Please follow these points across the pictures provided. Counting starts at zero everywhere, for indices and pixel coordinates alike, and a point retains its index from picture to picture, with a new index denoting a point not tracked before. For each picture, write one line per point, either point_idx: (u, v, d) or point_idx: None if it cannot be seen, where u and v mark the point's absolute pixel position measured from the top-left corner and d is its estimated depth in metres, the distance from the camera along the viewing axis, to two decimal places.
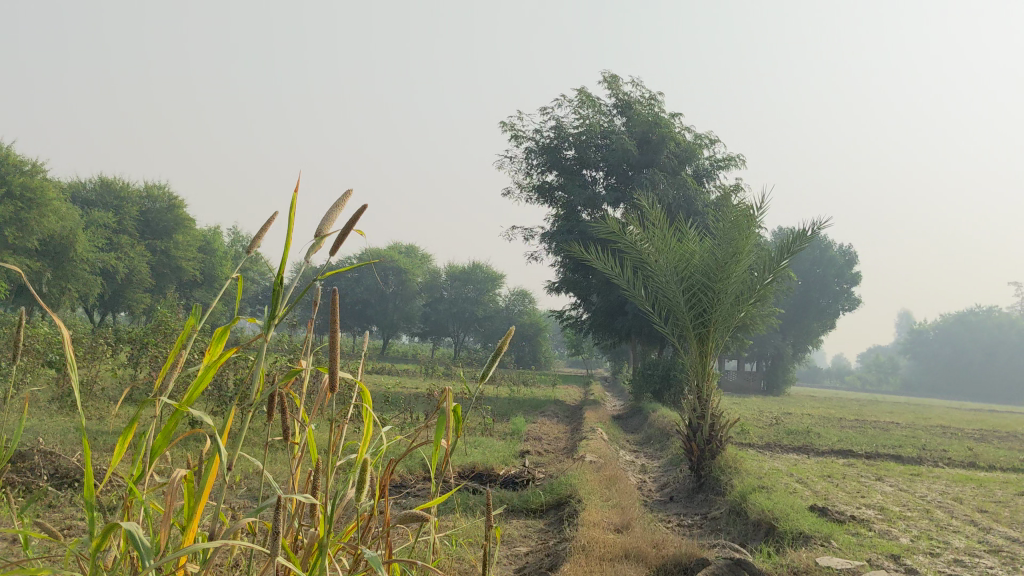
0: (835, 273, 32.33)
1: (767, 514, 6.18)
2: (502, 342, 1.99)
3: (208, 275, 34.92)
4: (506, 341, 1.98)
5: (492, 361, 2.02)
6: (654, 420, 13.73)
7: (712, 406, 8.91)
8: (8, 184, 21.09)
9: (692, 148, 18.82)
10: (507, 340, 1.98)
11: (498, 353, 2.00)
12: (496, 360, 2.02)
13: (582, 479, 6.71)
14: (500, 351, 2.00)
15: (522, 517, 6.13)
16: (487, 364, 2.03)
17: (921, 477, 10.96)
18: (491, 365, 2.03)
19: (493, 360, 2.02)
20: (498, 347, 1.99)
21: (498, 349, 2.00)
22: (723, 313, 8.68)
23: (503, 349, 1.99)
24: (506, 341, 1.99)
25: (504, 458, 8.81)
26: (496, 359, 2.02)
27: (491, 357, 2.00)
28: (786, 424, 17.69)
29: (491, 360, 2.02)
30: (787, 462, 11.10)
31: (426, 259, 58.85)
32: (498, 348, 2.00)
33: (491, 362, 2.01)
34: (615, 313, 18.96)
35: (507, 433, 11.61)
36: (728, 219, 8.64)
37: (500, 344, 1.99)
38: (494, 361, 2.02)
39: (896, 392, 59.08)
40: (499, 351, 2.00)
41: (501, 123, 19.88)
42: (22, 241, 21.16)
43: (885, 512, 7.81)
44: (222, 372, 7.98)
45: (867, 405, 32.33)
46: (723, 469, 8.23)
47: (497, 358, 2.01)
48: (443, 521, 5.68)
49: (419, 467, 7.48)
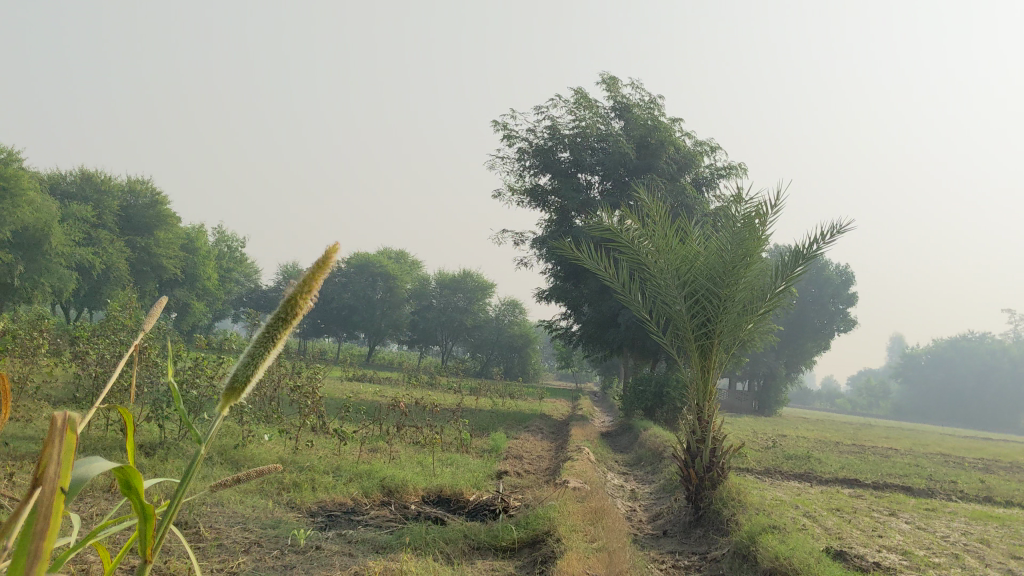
0: (830, 293, 31.23)
1: (782, 563, 5.17)
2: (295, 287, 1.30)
3: (189, 275, 34.16)
4: (309, 285, 1.31)
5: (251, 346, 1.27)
6: (644, 439, 12.75)
7: (714, 429, 7.86)
8: None
9: (693, 155, 17.91)
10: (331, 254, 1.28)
11: (276, 344, 1.33)
12: (260, 347, 1.29)
13: (563, 510, 5.70)
14: (286, 324, 1.32)
15: (487, 558, 5.08)
16: (235, 377, 1.27)
17: (937, 513, 9.95)
18: (243, 373, 1.28)
19: (251, 352, 1.29)
20: (284, 311, 1.33)
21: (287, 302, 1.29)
22: (728, 324, 7.68)
23: (295, 313, 1.32)
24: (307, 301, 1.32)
25: (476, 480, 7.76)
26: (262, 354, 1.29)
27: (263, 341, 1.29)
28: (784, 448, 16.72)
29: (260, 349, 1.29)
30: (790, 492, 10.11)
31: (416, 265, 57.90)
32: (278, 332, 1.32)
33: (248, 354, 1.26)
34: (607, 325, 17.94)
35: (484, 449, 10.57)
36: (737, 219, 7.63)
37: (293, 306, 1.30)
38: (264, 344, 1.30)
39: (885, 416, 58.30)
40: (282, 324, 1.30)
41: (493, 122, 19.06)
42: None
43: (909, 556, 6.83)
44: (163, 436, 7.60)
45: (861, 429, 31.30)
46: (723, 500, 7.25)
47: (264, 344, 1.28)
48: (387, 563, 4.64)
49: (375, 491, 6.79)
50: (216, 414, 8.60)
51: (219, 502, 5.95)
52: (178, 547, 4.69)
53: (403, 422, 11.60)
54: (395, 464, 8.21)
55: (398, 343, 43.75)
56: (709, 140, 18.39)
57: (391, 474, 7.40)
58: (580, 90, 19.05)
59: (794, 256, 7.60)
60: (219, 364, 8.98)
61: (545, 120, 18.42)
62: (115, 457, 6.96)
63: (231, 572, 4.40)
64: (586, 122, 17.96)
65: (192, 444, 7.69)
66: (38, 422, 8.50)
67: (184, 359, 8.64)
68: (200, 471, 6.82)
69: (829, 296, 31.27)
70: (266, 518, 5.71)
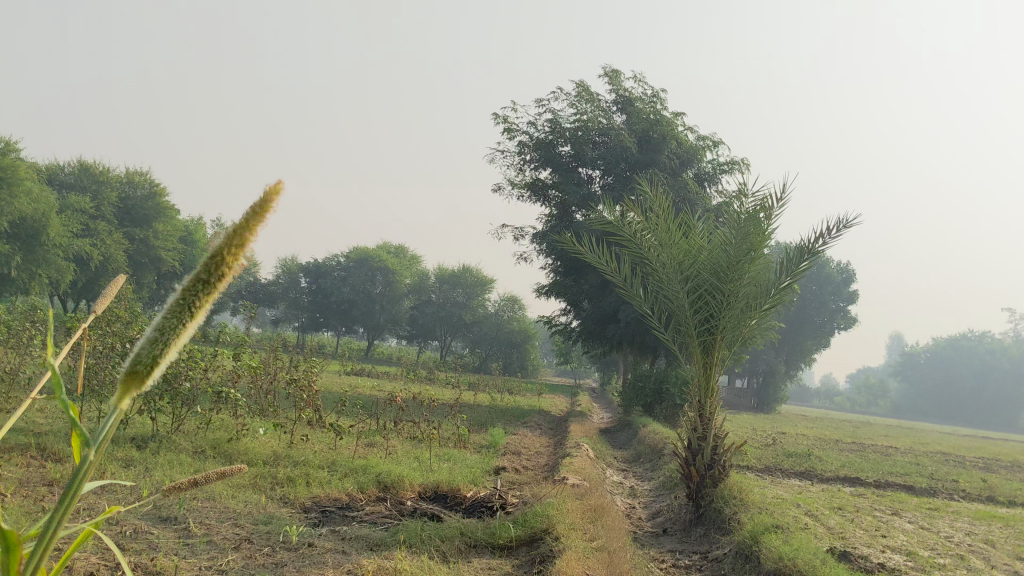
0: (831, 290, 31.02)
1: (785, 563, 5.05)
2: (220, 245, 1.21)
3: (187, 267, 34.05)
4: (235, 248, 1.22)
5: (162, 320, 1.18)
6: (643, 436, 12.62)
7: (717, 426, 7.72)
8: None
9: (695, 150, 17.76)
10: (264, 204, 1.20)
11: (191, 320, 1.24)
12: (172, 318, 1.20)
13: (562, 508, 5.57)
14: (208, 291, 1.24)
15: (484, 557, 4.95)
16: (141, 359, 1.17)
17: (940, 513, 9.82)
18: (148, 353, 1.18)
19: (160, 327, 1.20)
20: (207, 272, 1.22)
21: (208, 262, 1.20)
22: (731, 320, 7.57)
23: (220, 276, 1.21)
24: (234, 265, 1.24)
25: (473, 476, 7.62)
26: (174, 327, 1.20)
27: (176, 316, 1.20)
28: (784, 445, 16.58)
29: (175, 324, 1.20)
30: (791, 490, 9.98)
31: (416, 260, 57.79)
32: (198, 301, 1.23)
33: (155, 329, 1.17)
34: (607, 321, 17.80)
35: (482, 444, 10.45)
36: (741, 214, 7.49)
37: (214, 267, 1.21)
38: (175, 319, 1.20)
39: (885, 414, 58.15)
40: (201, 288, 1.21)
41: (494, 115, 18.89)
42: None
43: (912, 557, 6.71)
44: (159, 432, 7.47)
45: (862, 427, 31.16)
46: (725, 499, 7.13)
47: (178, 316, 1.19)
48: (380, 562, 4.50)
49: (371, 487, 6.66)
50: (211, 407, 8.46)
51: (209, 500, 5.80)
52: (166, 545, 4.56)
53: (401, 417, 11.47)
54: (391, 459, 8.08)
55: (397, 338, 43.57)
56: (712, 136, 18.25)
57: (387, 469, 7.27)
58: (581, 84, 18.88)
59: (800, 251, 7.46)
60: (214, 357, 8.83)
61: (546, 113, 18.26)
62: (104, 450, 6.82)
63: (220, 570, 4.25)
64: (588, 115, 17.80)
65: (184, 438, 7.53)
66: (29, 414, 8.34)
67: (177, 350, 8.46)
68: (192, 467, 6.67)
69: (829, 294, 31.07)
70: (258, 514, 5.58)
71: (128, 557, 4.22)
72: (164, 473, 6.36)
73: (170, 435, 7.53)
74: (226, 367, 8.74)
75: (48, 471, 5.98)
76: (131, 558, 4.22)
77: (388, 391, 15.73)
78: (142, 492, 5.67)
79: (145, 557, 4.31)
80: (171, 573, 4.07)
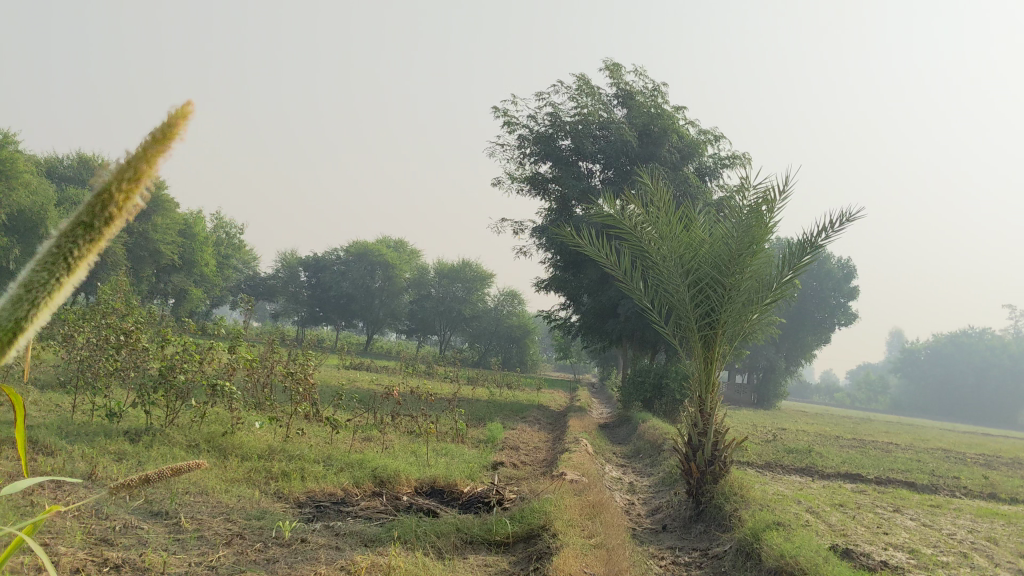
0: (831, 287, 30.90)
1: (788, 562, 4.96)
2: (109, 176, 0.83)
3: (186, 261, 33.97)
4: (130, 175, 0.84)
5: (28, 273, 0.80)
6: (642, 431, 12.53)
7: (717, 421, 7.63)
8: None
9: (696, 144, 17.65)
10: (178, 119, 0.89)
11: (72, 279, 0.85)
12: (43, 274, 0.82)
13: (559, 504, 5.48)
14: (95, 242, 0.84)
15: (480, 553, 4.86)
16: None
17: (942, 509, 9.74)
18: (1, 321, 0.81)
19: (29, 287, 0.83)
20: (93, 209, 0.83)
21: (95, 200, 0.82)
22: (733, 314, 7.46)
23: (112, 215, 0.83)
24: (132, 206, 0.85)
25: (470, 471, 7.52)
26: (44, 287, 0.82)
27: (48, 270, 0.82)
28: (784, 441, 16.51)
29: (47, 281, 0.82)
30: (792, 486, 9.89)
31: (416, 254, 57.74)
32: (80, 258, 0.84)
33: (15, 287, 0.80)
34: (606, 316, 17.71)
35: (479, 439, 10.34)
36: (743, 207, 7.39)
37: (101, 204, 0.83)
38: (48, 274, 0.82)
39: (885, 410, 58.20)
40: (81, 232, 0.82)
41: (493, 108, 18.76)
42: None
43: (915, 555, 6.62)
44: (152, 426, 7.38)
45: (862, 423, 31.10)
46: (725, 496, 7.04)
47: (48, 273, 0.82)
48: (373, 558, 4.40)
49: (366, 482, 6.56)
50: (206, 401, 8.37)
51: (200, 494, 5.71)
52: (155, 540, 4.46)
53: (398, 411, 11.39)
54: (387, 454, 7.99)
55: (397, 333, 43.52)
56: (713, 130, 18.15)
57: (383, 463, 7.18)
58: (581, 77, 18.74)
59: (802, 245, 7.36)
60: (209, 350, 8.74)
61: (546, 107, 18.14)
62: (97, 443, 6.73)
63: (211, 566, 4.15)
64: (588, 109, 17.68)
65: (178, 431, 7.44)
66: (21, 406, 8.25)
67: (172, 342, 8.37)
68: (184, 461, 6.58)
69: (830, 290, 30.96)
70: (251, 508, 5.49)
71: (117, 553, 4.13)
72: (155, 467, 6.26)
73: (164, 429, 7.44)
74: (222, 360, 8.65)
75: (38, 464, 5.89)
76: (118, 554, 4.12)
77: (386, 385, 15.63)
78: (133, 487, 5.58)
79: (134, 553, 4.21)
80: (159, 569, 3.97)
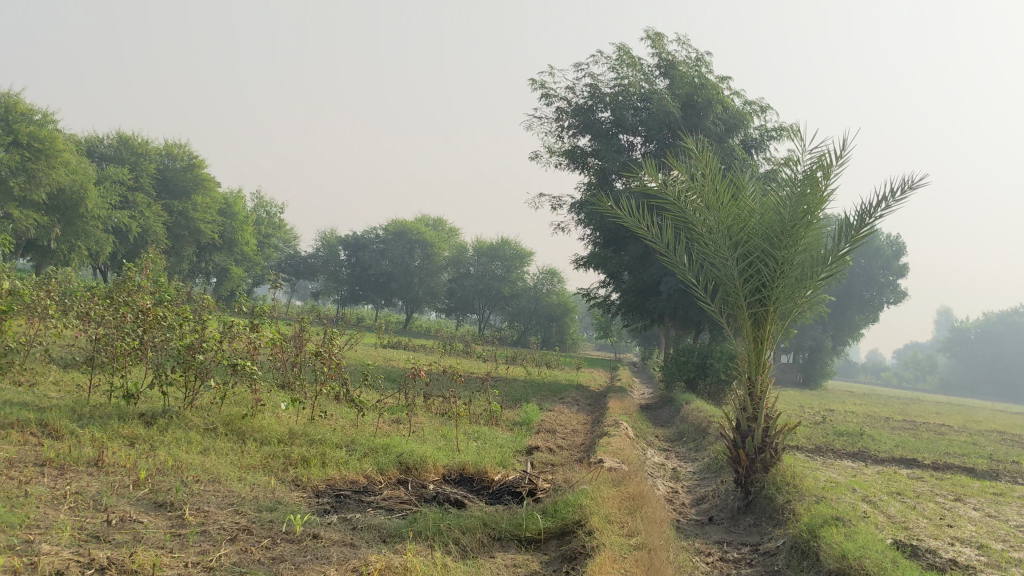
0: (880, 264, 29.82)
1: (849, 564, 4.46)
2: None
3: (227, 239, 33.92)
4: None
5: None
6: (686, 413, 12.01)
7: (768, 405, 7.08)
8: (14, 132, 19.48)
9: (741, 116, 17.00)
10: None
11: None
12: None
13: (597, 496, 5.03)
14: None
15: (508, 552, 4.43)
16: None
17: (1007, 498, 9.13)
18: None
19: None
20: None
21: None
22: (785, 289, 6.92)
23: None
24: None
25: (503, 457, 7.09)
26: None
27: None
28: (834, 423, 15.87)
29: None
30: (845, 473, 9.34)
31: (455, 233, 57.40)
32: None
33: None
34: (648, 293, 17.16)
35: (515, 422, 9.91)
36: (798, 175, 6.82)
37: None
38: None
39: (934, 389, 56.88)
40: None
41: (531, 80, 18.22)
42: (29, 193, 19.64)
43: (985, 549, 6.10)
44: (170, 410, 7.04)
45: (911, 404, 30.28)
46: (777, 487, 6.57)
47: None
48: (388, 558, 3.99)
49: (391, 470, 6.16)
50: (229, 382, 8.02)
51: (211, 482, 5.34)
52: (152, 536, 4.08)
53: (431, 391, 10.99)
54: (415, 438, 7.58)
55: (436, 312, 43.25)
56: (759, 100, 17.48)
57: (410, 449, 6.76)
58: (623, 48, 18.11)
59: (860, 217, 6.79)
60: (230, 326, 8.35)
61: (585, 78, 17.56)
62: (110, 426, 6.40)
63: (209, 568, 3.75)
64: (628, 80, 17.07)
65: (196, 413, 7.11)
66: (41, 387, 7.97)
67: (194, 320, 8.04)
68: (198, 445, 6.21)
69: (879, 267, 29.87)
70: (265, 499, 5.11)
71: (102, 551, 3.72)
72: (167, 450, 5.90)
73: (182, 412, 7.09)
74: (244, 339, 8.30)
75: (43, 450, 5.54)
76: (103, 552, 3.72)
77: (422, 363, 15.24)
78: (137, 475, 5.21)
79: (121, 550, 3.81)
80: (149, 572, 3.56)
